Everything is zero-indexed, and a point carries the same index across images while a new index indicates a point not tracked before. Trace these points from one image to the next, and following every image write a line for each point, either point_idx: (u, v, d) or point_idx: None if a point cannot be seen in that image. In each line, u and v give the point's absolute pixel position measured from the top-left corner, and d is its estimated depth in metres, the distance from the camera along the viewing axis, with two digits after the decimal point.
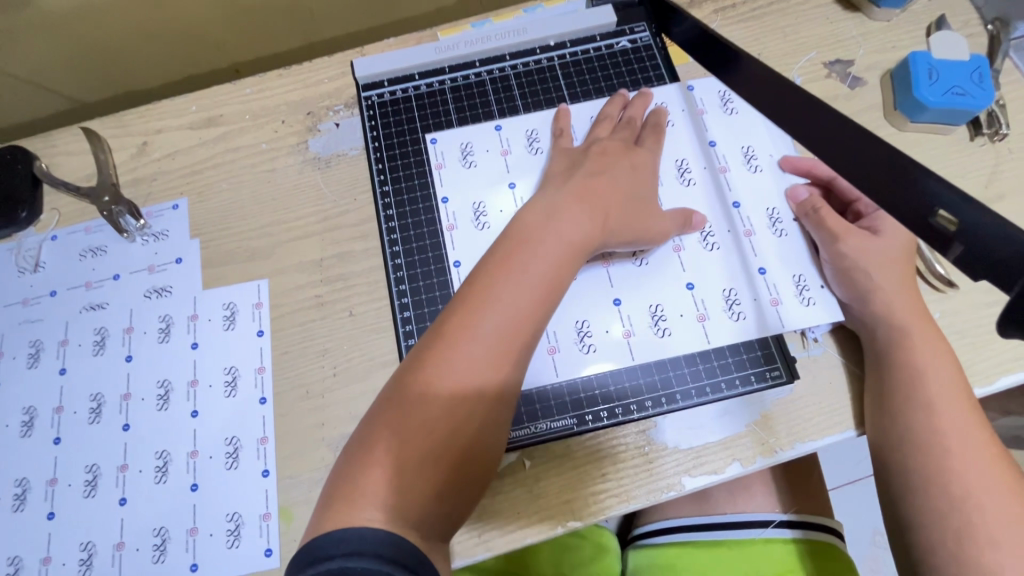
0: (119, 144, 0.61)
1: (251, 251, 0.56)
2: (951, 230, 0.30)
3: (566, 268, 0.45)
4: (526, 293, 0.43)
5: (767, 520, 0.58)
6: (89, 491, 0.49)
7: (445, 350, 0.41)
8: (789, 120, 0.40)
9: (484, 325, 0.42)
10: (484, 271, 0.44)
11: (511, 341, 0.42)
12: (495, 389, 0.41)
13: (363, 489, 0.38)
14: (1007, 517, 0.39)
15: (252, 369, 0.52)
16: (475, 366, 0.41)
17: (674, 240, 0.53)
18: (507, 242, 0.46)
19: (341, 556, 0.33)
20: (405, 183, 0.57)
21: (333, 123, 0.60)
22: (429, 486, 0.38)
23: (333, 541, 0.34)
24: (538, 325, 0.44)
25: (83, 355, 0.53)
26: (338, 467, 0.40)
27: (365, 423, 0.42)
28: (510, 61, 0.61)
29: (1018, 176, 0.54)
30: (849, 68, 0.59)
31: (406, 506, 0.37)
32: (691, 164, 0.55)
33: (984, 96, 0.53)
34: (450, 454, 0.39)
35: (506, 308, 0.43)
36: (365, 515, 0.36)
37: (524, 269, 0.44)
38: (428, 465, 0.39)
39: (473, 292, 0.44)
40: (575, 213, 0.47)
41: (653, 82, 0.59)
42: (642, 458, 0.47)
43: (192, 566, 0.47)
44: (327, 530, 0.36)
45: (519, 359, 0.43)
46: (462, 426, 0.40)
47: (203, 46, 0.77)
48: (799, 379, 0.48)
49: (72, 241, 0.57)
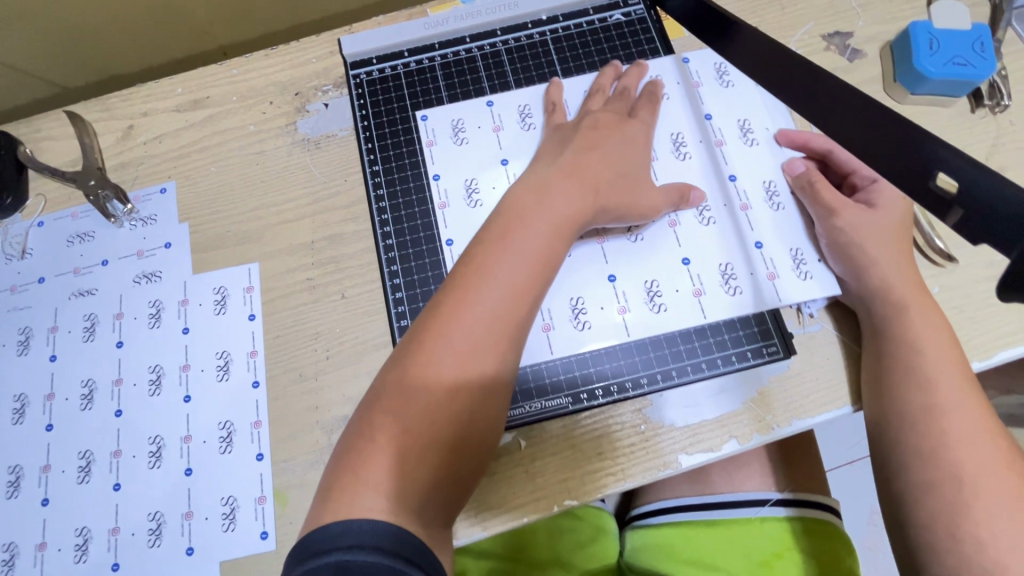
0: (105, 128, 0.60)
1: (241, 235, 0.55)
2: (952, 193, 0.30)
3: (561, 249, 0.45)
4: (521, 275, 0.43)
5: (763, 499, 0.58)
6: (83, 477, 0.49)
7: (439, 335, 0.41)
8: (793, 92, 0.40)
9: (478, 309, 0.41)
10: (476, 254, 0.44)
11: (507, 321, 0.42)
12: (492, 372, 0.41)
13: (363, 477, 0.37)
14: (1005, 490, 0.39)
15: (244, 353, 0.52)
16: (471, 350, 0.40)
17: (669, 216, 0.52)
18: (499, 224, 0.45)
19: (339, 549, 0.32)
20: (396, 163, 0.56)
21: (322, 103, 0.59)
22: (431, 470, 0.38)
23: (332, 535, 0.33)
24: (534, 304, 0.43)
25: (73, 341, 0.53)
26: (334, 458, 0.39)
27: (359, 412, 0.41)
28: (501, 36, 0.59)
29: (1019, 148, 0.53)
30: (848, 40, 0.58)
31: (408, 495, 0.37)
32: (686, 138, 0.54)
33: (986, 66, 0.52)
34: (449, 440, 0.39)
35: (501, 290, 0.42)
36: (366, 506, 0.36)
37: (518, 251, 0.43)
38: (427, 453, 0.38)
39: (467, 273, 0.43)
40: (569, 191, 0.46)
41: (647, 55, 0.58)
42: (638, 436, 0.47)
43: (188, 550, 0.47)
44: (326, 522, 0.35)
45: (515, 341, 0.42)
46: (460, 412, 0.40)
47: (189, 28, 0.75)
48: (795, 355, 0.48)
49: (59, 227, 0.57)
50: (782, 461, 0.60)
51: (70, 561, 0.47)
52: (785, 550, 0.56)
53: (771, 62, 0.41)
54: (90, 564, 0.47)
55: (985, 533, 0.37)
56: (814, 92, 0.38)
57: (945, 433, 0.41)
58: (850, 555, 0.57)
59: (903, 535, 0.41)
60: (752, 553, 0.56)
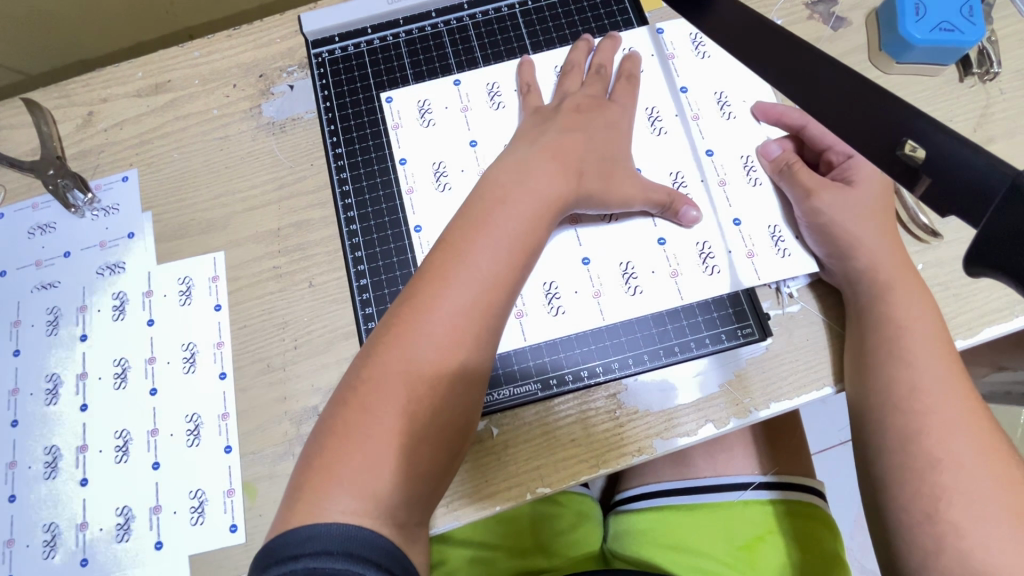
0: (64, 115, 0.58)
1: (206, 223, 0.54)
2: (918, 162, 0.29)
3: (539, 234, 0.43)
4: (497, 263, 0.41)
5: (747, 483, 0.57)
6: (50, 473, 0.48)
7: (413, 329, 0.39)
8: (768, 64, 0.38)
9: (454, 300, 0.40)
10: (448, 243, 0.42)
11: (485, 311, 0.40)
12: (470, 363, 0.40)
13: (334, 476, 0.35)
14: (983, 472, 0.37)
15: (211, 345, 0.50)
16: (448, 342, 0.39)
17: (651, 218, 0.49)
18: (471, 211, 0.43)
19: (307, 556, 0.31)
20: (361, 146, 0.54)
21: (287, 85, 0.57)
22: (408, 466, 0.36)
23: (302, 539, 0.32)
24: (512, 293, 0.42)
25: (37, 336, 0.52)
26: (304, 462, 0.37)
27: (329, 410, 0.39)
28: (469, 11, 0.57)
29: (1008, 118, 0.51)
30: (832, 7, 0.56)
31: (388, 496, 0.35)
32: (662, 112, 0.52)
33: (974, 31, 0.50)
34: (429, 435, 0.38)
35: (476, 280, 0.40)
36: (343, 509, 0.34)
37: (493, 238, 0.42)
38: (407, 450, 0.37)
39: (441, 262, 0.41)
40: (547, 173, 0.45)
41: (621, 27, 0.56)
42: (612, 422, 0.46)
43: (157, 544, 0.46)
44: (294, 523, 0.34)
45: (494, 331, 0.41)
46: (439, 406, 0.38)
47: (149, 7, 0.72)
48: (772, 336, 0.47)
49: (20, 219, 0.55)
50: (764, 444, 0.59)
51: (38, 557, 0.46)
52: (768, 534, 0.55)
53: (747, 34, 0.40)
54: (58, 560, 0.46)
55: (964, 515, 0.36)
56: (799, 66, 0.36)
57: (930, 414, 0.39)
58: (835, 538, 0.56)
59: (882, 518, 0.40)
60: (734, 537, 0.56)
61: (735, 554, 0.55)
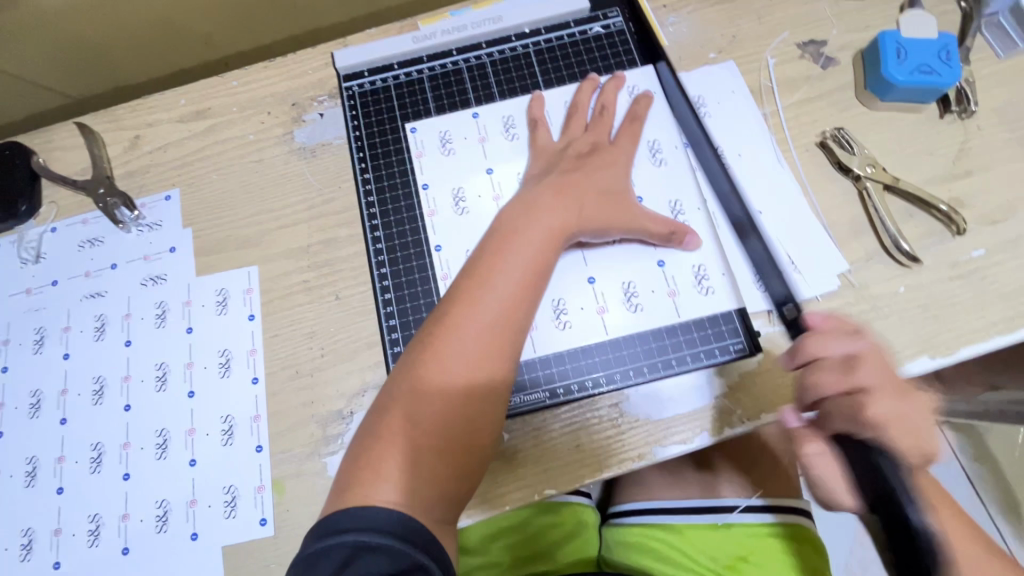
0: (113, 138, 0.63)
1: (241, 239, 0.58)
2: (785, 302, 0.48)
3: (553, 259, 0.48)
4: (519, 289, 0.46)
5: (730, 507, 0.61)
6: (95, 468, 0.52)
7: (443, 346, 0.44)
8: None
9: (480, 321, 0.44)
10: (475, 269, 0.47)
11: (507, 329, 0.45)
12: (497, 378, 0.44)
13: (379, 472, 0.40)
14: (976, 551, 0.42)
15: (244, 352, 0.55)
16: (476, 359, 0.44)
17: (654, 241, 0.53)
18: (494, 240, 0.48)
19: (356, 530, 0.37)
20: (386, 172, 0.59)
21: (318, 113, 0.62)
22: (445, 469, 0.42)
23: (354, 518, 0.38)
24: (531, 312, 0.47)
25: (85, 340, 0.56)
26: (350, 460, 0.42)
27: (371, 416, 0.44)
28: (486, 49, 0.62)
29: (985, 153, 0.55)
30: (822, 48, 0.60)
31: (429, 491, 0.41)
32: (663, 145, 0.57)
33: (952, 74, 0.54)
34: (461, 440, 0.42)
35: (498, 302, 0.45)
36: (389, 501, 0.39)
37: (513, 265, 0.47)
38: (442, 453, 0.42)
39: (467, 286, 0.46)
40: (557, 207, 0.50)
41: (626, 66, 0.60)
42: (615, 429, 0.49)
43: (193, 535, 0.50)
44: (345, 507, 0.39)
45: (518, 347, 0.46)
46: (469, 416, 0.43)
47: (191, 41, 0.78)
48: (763, 352, 0.50)
49: (71, 233, 0.60)
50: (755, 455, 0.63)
51: (83, 545, 0.50)
52: (752, 555, 0.59)
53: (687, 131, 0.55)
54: (101, 548, 0.50)
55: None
56: None
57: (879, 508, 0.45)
58: (817, 556, 0.60)
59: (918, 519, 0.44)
60: (719, 556, 0.59)
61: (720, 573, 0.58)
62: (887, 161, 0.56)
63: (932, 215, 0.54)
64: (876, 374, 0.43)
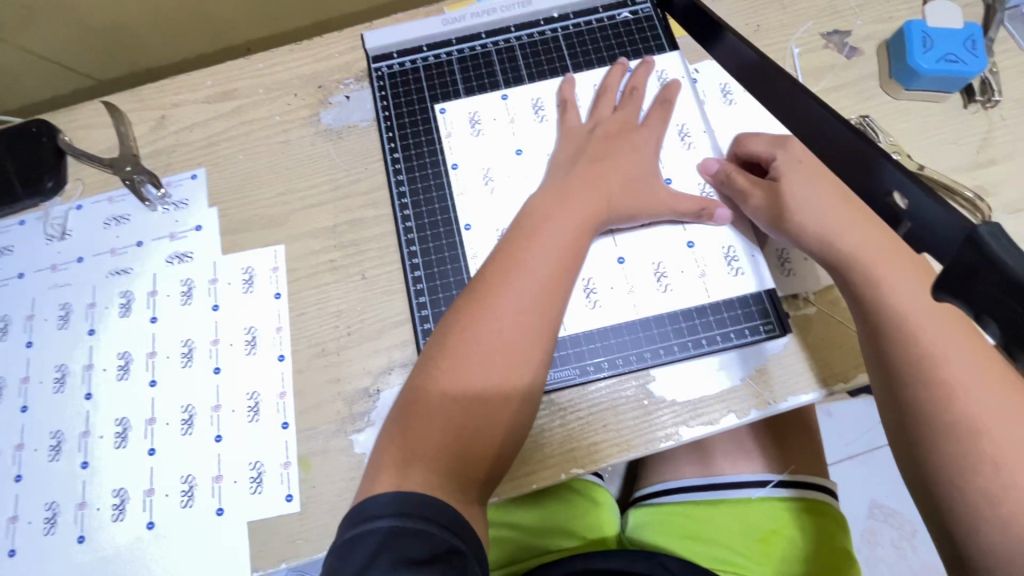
0: (139, 117, 0.63)
1: (266, 219, 0.58)
2: (901, 209, 0.31)
3: (585, 245, 0.49)
4: (553, 273, 0.47)
5: (762, 481, 0.61)
6: (120, 443, 0.52)
7: (477, 326, 0.44)
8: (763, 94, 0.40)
9: (516, 304, 0.45)
10: (507, 253, 0.47)
11: (542, 312, 0.45)
12: (531, 360, 0.45)
13: (416, 453, 0.41)
14: (1007, 428, 0.40)
15: (271, 329, 0.55)
16: (511, 340, 0.44)
17: (682, 223, 0.54)
18: (526, 225, 0.49)
19: (390, 515, 0.36)
20: (415, 153, 0.59)
21: (344, 95, 0.62)
22: (482, 450, 0.42)
23: (381, 503, 0.37)
24: (564, 296, 0.47)
25: (111, 316, 0.56)
26: (385, 439, 0.43)
27: (405, 395, 0.44)
28: (515, 33, 0.62)
29: (1009, 142, 0.56)
30: (846, 38, 0.61)
31: (464, 473, 0.41)
32: (692, 128, 0.57)
33: (976, 63, 0.55)
34: (497, 421, 0.43)
35: (533, 284, 0.46)
36: (424, 484, 0.39)
37: (546, 248, 0.47)
38: (479, 434, 0.42)
39: (500, 267, 0.47)
40: (585, 194, 0.50)
41: (654, 51, 0.61)
42: (642, 409, 0.50)
43: (219, 511, 0.50)
44: (377, 491, 0.39)
45: (543, 341, 0.45)
46: (505, 398, 0.43)
47: (214, 25, 0.78)
48: (791, 333, 0.51)
49: (97, 210, 0.60)
50: (776, 443, 0.63)
51: (108, 519, 0.50)
52: (782, 529, 0.58)
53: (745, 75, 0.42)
54: (127, 522, 0.50)
55: (986, 472, 0.39)
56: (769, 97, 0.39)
57: (923, 358, 0.42)
58: (845, 535, 0.60)
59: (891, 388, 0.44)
60: (749, 530, 0.59)
61: (750, 547, 0.58)
62: (912, 149, 0.56)
63: (958, 202, 0.54)
64: (794, 169, 0.51)
